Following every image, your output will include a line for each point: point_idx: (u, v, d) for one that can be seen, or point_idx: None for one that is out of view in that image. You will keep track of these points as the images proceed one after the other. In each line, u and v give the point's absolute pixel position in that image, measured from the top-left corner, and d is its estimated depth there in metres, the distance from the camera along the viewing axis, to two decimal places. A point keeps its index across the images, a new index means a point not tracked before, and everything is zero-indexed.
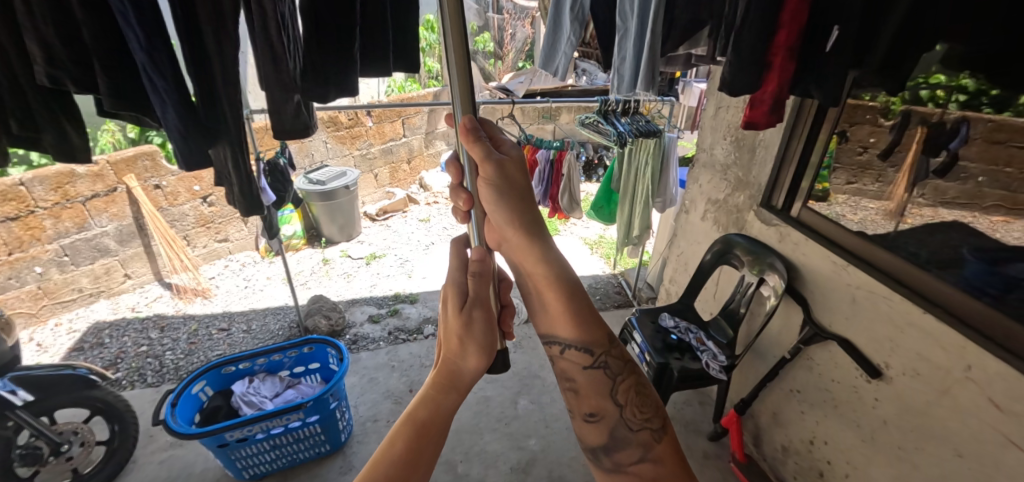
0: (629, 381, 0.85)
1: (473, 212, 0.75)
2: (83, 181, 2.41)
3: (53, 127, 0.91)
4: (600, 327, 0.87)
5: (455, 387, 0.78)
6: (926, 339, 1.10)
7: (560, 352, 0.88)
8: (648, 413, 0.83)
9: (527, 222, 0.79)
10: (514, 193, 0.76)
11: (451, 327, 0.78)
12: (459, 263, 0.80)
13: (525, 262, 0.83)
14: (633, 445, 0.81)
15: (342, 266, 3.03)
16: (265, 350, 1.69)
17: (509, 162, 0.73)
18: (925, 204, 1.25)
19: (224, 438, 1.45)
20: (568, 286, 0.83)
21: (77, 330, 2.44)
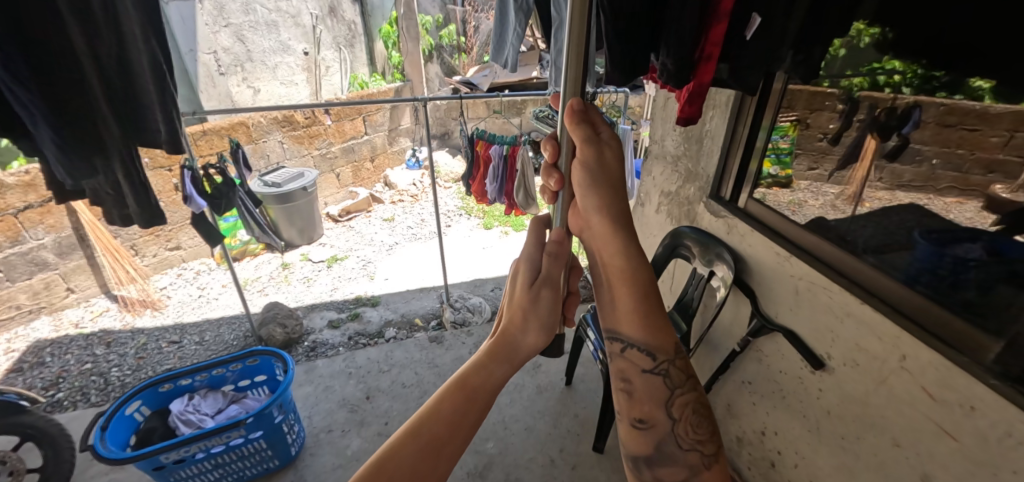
0: (688, 397, 0.81)
1: (561, 193, 0.77)
2: (14, 191, 2.27)
3: None
4: (670, 335, 0.82)
5: (510, 359, 0.87)
6: (863, 329, 1.09)
7: (621, 351, 0.83)
8: (702, 435, 0.78)
9: (616, 212, 0.80)
10: (605, 181, 0.78)
11: (518, 302, 0.87)
12: (537, 243, 0.88)
13: (601, 251, 0.83)
14: (679, 464, 0.77)
15: (302, 271, 2.94)
16: (206, 365, 1.62)
17: (607, 148, 0.76)
18: (883, 187, 1.20)
19: (159, 460, 1.38)
20: (643, 284, 0.80)
21: (15, 350, 2.31)
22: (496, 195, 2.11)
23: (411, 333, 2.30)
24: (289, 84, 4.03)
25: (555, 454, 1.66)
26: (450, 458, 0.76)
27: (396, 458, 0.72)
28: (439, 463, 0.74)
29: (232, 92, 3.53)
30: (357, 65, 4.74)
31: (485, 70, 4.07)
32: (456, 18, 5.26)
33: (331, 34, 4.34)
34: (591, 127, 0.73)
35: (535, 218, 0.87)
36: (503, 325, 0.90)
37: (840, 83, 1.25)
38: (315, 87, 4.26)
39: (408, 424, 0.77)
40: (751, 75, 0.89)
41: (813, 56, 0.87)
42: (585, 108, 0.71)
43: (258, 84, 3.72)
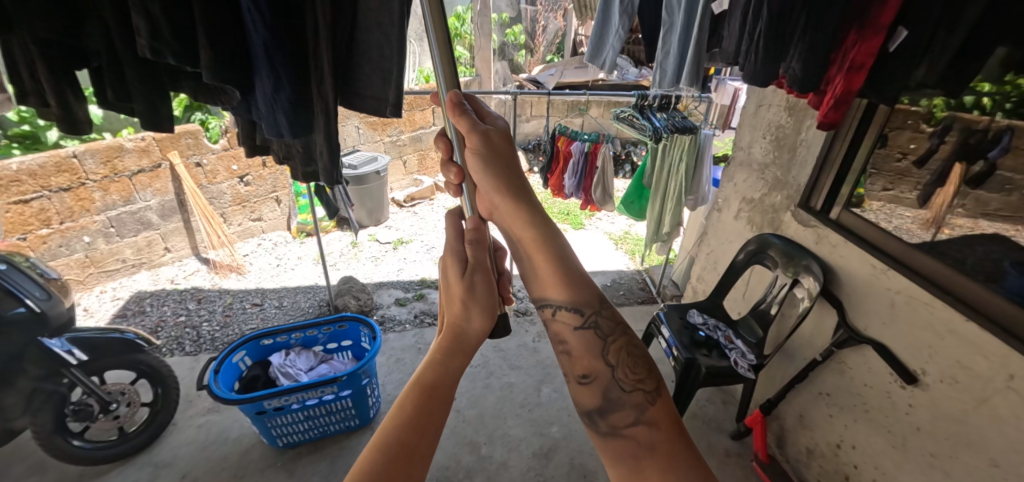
0: (619, 341, 0.85)
1: (464, 185, 0.84)
2: (131, 156, 2.52)
3: (146, 100, 0.83)
4: (589, 287, 0.88)
5: (461, 348, 0.87)
6: (967, 347, 1.08)
7: (552, 315, 0.90)
8: (640, 373, 0.81)
9: (514, 188, 0.86)
10: (497, 162, 0.83)
11: (454, 291, 0.89)
12: (456, 235, 0.90)
13: (513, 228, 0.89)
14: (628, 406, 0.79)
15: (370, 250, 3.10)
16: (301, 326, 1.76)
17: (493, 133, 0.81)
18: (965, 215, 1.22)
19: (263, 405, 1.52)
20: (555, 249, 0.87)
21: (121, 298, 2.57)
22: (573, 191, 2.19)
23: None
24: None
25: None
26: (422, 458, 0.72)
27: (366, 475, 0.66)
28: (415, 466, 0.70)
29: None
30: (426, 58, 4.92)
31: (551, 69, 4.16)
32: (525, 17, 5.36)
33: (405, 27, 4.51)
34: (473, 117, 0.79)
35: (447, 213, 0.89)
36: (446, 319, 0.91)
37: (922, 103, 1.27)
38: None
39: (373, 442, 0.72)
40: (887, 85, 0.90)
41: (965, 73, 0.81)
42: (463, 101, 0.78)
43: None
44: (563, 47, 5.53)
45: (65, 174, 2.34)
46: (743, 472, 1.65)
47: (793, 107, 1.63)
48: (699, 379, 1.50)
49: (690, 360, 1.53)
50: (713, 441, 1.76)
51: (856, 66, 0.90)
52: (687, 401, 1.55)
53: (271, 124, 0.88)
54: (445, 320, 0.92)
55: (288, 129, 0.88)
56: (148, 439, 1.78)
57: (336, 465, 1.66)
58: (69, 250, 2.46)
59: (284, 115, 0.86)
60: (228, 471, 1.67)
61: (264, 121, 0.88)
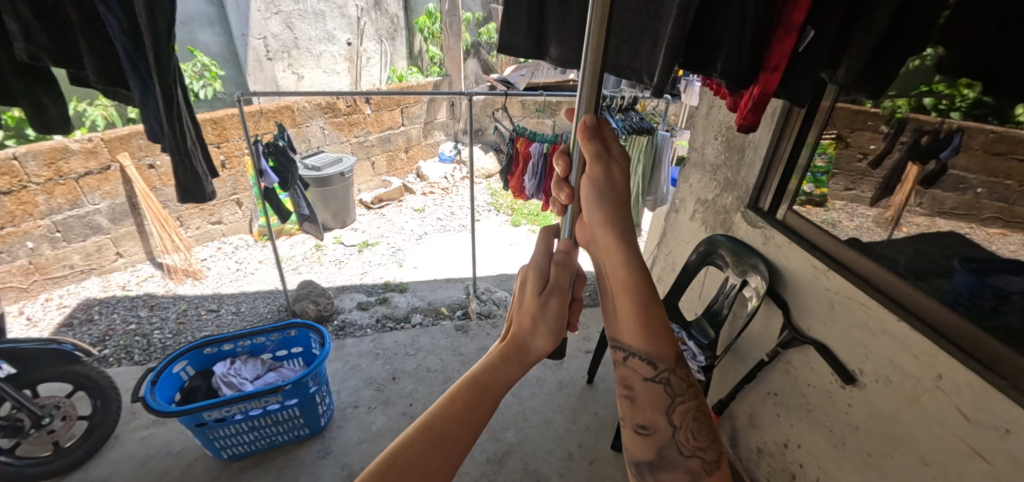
0: (689, 405, 0.79)
1: (569, 207, 0.78)
2: (76, 157, 2.42)
3: (28, 99, 0.99)
4: (671, 344, 0.81)
5: (521, 360, 0.84)
6: (899, 347, 1.09)
7: (623, 359, 0.83)
8: (703, 441, 0.77)
9: (622, 225, 0.79)
10: (614, 195, 0.76)
11: (526, 307, 0.83)
12: (544, 250, 0.84)
13: (606, 261, 0.82)
14: (681, 469, 0.76)
15: (334, 253, 3.04)
16: (248, 333, 1.71)
17: (617, 169, 0.75)
18: (923, 213, 1.23)
19: (202, 417, 1.46)
20: (646, 296, 0.80)
21: (67, 306, 2.46)
22: (533, 192, 2.17)
23: (437, 321, 2.37)
24: (331, 72, 4.15)
25: (573, 449, 1.69)
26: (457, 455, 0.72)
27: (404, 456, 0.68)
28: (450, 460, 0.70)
29: (278, 77, 3.72)
30: (397, 57, 4.81)
31: (521, 69, 4.14)
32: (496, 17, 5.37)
33: (374, 26, 4.41)
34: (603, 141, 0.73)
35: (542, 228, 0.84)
36: (511, 328, 0.87)
37: (884, 104, 1.29)
38: (355, 77, 4.38)
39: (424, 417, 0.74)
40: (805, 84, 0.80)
41: (884, 72, 0.79)
42: (598, 125, 0.70)
43: (302, 71, 3.88)
44: None
45: (4, 177, 2.23)
46: None
47: None
48: None
49: None
50: None
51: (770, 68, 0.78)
52: None
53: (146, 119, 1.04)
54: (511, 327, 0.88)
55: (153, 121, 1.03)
56: (86, 454, 1.70)
57: (283, 477, 1.60)
58: (10, 256, 2.34)
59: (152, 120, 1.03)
60: None
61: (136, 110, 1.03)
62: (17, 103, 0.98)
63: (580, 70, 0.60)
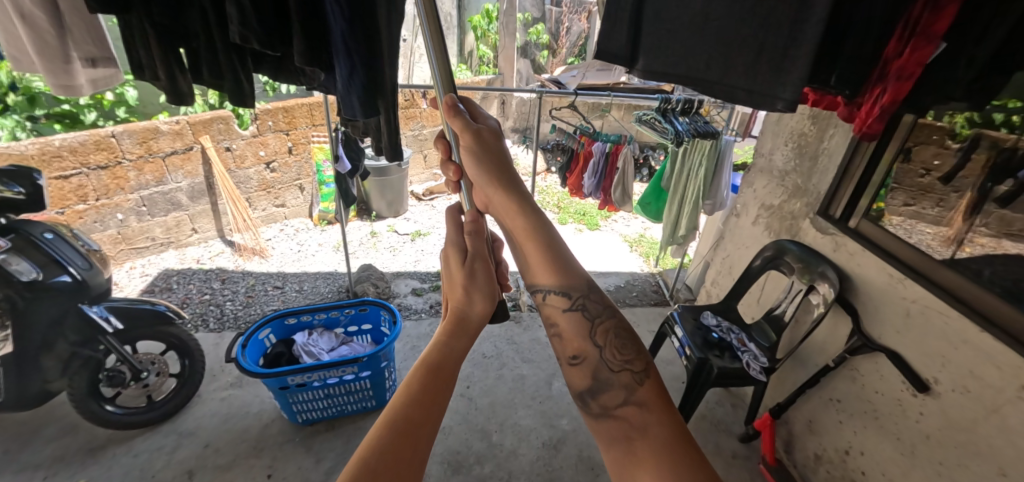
0: (608, 324, 0.84)
1: (462, 182, 0.89)
2: (165, 137, 2.62)
3: (232, 77, 0.93)
4: (579, 272, 0.88)
5: (466, 332, 0.86)
6: (980, 357, 1.10)
7: (544, 301, 0.89)
8: (629, 355, 0.80)
9: (506, 181, 0.89)
10: (491, 156, 0.87)
11: (456, 278, 0.90)
12: (456, 226, 0.93)
13: (507, 218, 0.91)
14: (616, 386, 0.77)
15: (388, 240, 3.17)
16: (325, 307, 1.83)
17: (484, 130, 0.85)
18: (989, 233, 1.22)
19: (286, 380, 1.58)
20: (546, 236, 0.89)
21: (149, 274, 2.67)
22: (593, 190, 2.24)
23: None
24: None
25: None
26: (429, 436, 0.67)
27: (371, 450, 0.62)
28: (422, 444, 0.65)
29: None
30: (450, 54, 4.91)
31: (572, 70, 4.20)
32: (549, 18, 5.45)
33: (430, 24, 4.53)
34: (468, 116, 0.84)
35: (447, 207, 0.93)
36: (448, 307, 0.91)
37: (944, 118, 1.30)
38: (408, 73, 4.51)
39: (375, 423, 0.66)
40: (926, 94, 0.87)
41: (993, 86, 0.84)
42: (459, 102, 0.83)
43: None
44: (585, 49, 5.57)
45: (103, 152, 2.44)
46: (749, 474, 1.67)
47: (816, 116, 1.65)
48: (710, 379, 1.53)
49: (702, 360, 1.55)
50: (721, 442, 1.78)
51: (903, 77, 0.76)
52: (696, 399, 1.58)
53: (346, 102, 0.93)
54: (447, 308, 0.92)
55: (361, 110, 0.93)
56: (175, 409, 1.85)
57: (352, 443, 1.72)
58: (103, 226, 2.56)
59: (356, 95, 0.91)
60: (249, 443, 1.74)
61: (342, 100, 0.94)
62: (223, 80, 0.93)
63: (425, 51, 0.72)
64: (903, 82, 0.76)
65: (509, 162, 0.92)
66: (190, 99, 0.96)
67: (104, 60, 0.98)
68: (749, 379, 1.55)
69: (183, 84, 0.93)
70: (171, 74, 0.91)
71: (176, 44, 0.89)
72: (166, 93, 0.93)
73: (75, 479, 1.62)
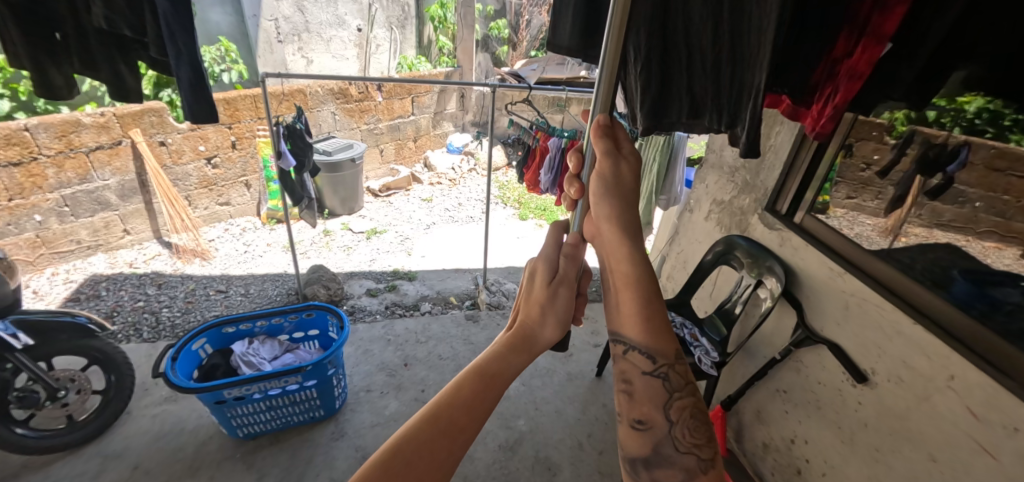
0: (687, 400, 0.75)
1: (580, 202, 0.83)
2: (88, 131, 2.39)
3: None
4: (672, 339, 0.77)
5: (528, 350, 0.79)
6: (912, 348, 1.14)
7: (623, 353, 0.79)
8: (700, 439, 0.73)
9: (627, 220, 0.79)
10: (621, 195, 0.79)
11: (535, 295, 0.81)
12: (554, 242, 0.86)
13: (611, 257, 0.81)
14: (676, 466, 0.71)
15: (342, 239, 3.05)
16: (267, 313, 1.72)
17: (625, 166, 0.80)
18: (921, 225, 1.29)
19: (222, 395, 1.47)
20: (647, 289, 0.78)
21: (74, 281, 2.44)
22: (549, 186, 2.19)
23: (446, 310, 2.39)
24: (340, 58, 4.12)
25: (583, 438, 1.73)
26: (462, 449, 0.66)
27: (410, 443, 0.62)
28: (455, 454, 0.64)
29: (288, 60, 3.70)
30: (407, 45, 4.75)
31: (532, 63, 4.15)
32: (509, 10, 5.41)
33: (386, 13, 4.36)
34: (614, 141, 0.79)
35: (554, 221, 0.88)
36: (517, 318, 0.83)
37: (885, 114, 1.34)
38: (364, 63, 4.32)
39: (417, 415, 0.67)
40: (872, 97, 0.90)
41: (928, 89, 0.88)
42: (610, 125, 0.78)
43: (312, 55, 3.84)
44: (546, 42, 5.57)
45: (15, 148, 2.21)
46: None
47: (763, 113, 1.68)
48: None
49: None
50: None
51: (854, 76, 0.83)
52: None
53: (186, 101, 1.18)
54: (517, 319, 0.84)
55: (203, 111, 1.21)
56: (101, 428, 1.70)
57: (298, 456, 1.62)
58: (17, 228, 2.33)
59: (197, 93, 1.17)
60: (183, 463, 1.61)
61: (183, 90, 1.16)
62: None
63: (600, 62, 0.67)
64: (854, 81, 0.83)
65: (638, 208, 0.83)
66: (57, 90, 1.08)
67: None
68: (701, 373, 1.57)
69: None
70: (41, 67, 1.04)
71: None
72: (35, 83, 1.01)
73: None
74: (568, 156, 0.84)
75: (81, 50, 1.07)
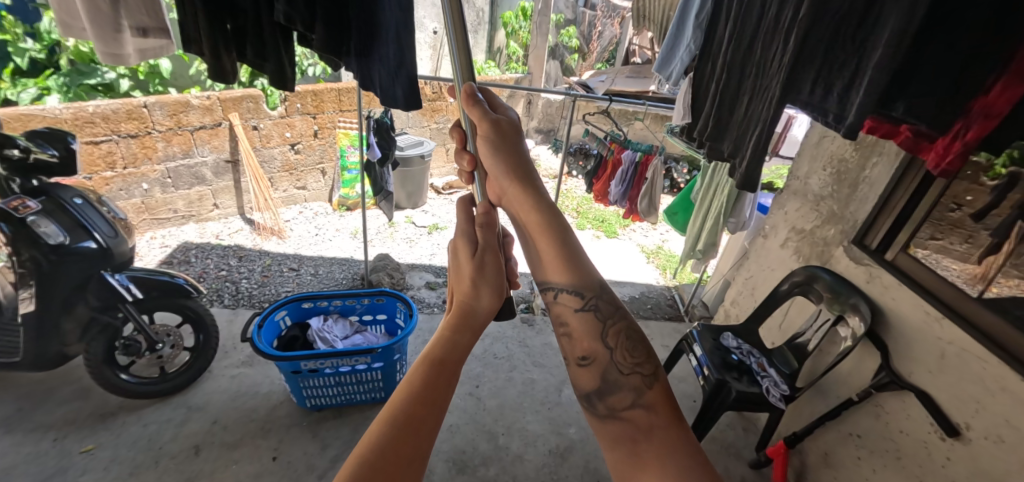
0: (619, 326, 0.81)
1: (476, 173, 0.86)
2: (195, 112, 2.64)
3: (275, 59, 1.06)
4: (592, 271, 0.85)
5: (470, 326, 0.81)
6: (1019, 407, 1.05)
7: (554, 298, 0.86)
8: (638, 357, 0.78)
9: (524, 175, 0.86)
10: (510, 150, 0.84)
11: (464, 270, 0.86)
12: (466, 218, 0.89)
13: (521, 213, 0.88)
14: (625, 389, 0.75)
15: (405, 231, 3.18)
16: (342, 294, 1.83)
17: (504, 121, 0.83)
18: (1017, 275, 1.19)
19: (299, 365, 1.58)
20: (559, 234, 0.85)
21: (168, 246, 2.69)
22: (619, 199, 2.23)
23: None
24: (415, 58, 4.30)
25: None
26: (429, 439, 0.64)
27: (371, 450, 0.59)
28: (429, 439, 0.64)
29: None
30: (478, 50, 4.89)
31: (601, 74, 4.15)
32: (581, 21, 5.47)
33: (462, 18, 4.51)
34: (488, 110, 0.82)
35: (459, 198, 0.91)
36: (453, 299, 0.87)
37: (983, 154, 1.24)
38: (436, 65, 4.48)
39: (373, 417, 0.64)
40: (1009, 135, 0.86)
41: None
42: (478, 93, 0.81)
43: None
44: (615, 54, 5.57)
45: (134, 122, 2.47)
46: None
47: (859, 142, 1.61)
48: (727, 402, 1.50)
49: (719, 381, 1.52)
50: (730, 466, 1.75)
51: (989, 115, 0.75)
52: (710, 422, 1.54)
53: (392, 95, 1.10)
54: (452, 302, 0.87)
55: (404, 101, 1.10)
56: (187, 383, 1.86)
57: (358, 432, 1.71)
58: (128, 194, 2.60)
59: (401, 87, 1.08)
60: (256, 423, 1.74)
61: (390, 97, 1.11)
62: (265, 62, 1.06)
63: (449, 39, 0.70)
64: (988, 120, 0.76)
65: (531, 164, 0.88)
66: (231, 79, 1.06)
67: (154, 31, 1.02)
68: (767, 405, 1.51)
69: (226, 64, 1.04)
70: (218, 52, 1.02)
71: (223, 23, 1.00)
72: (210, 72, 1.03)
73: (85, 443, 1.64)
74: (450, 134, 0.86)
75: (256, 39, 1.03)
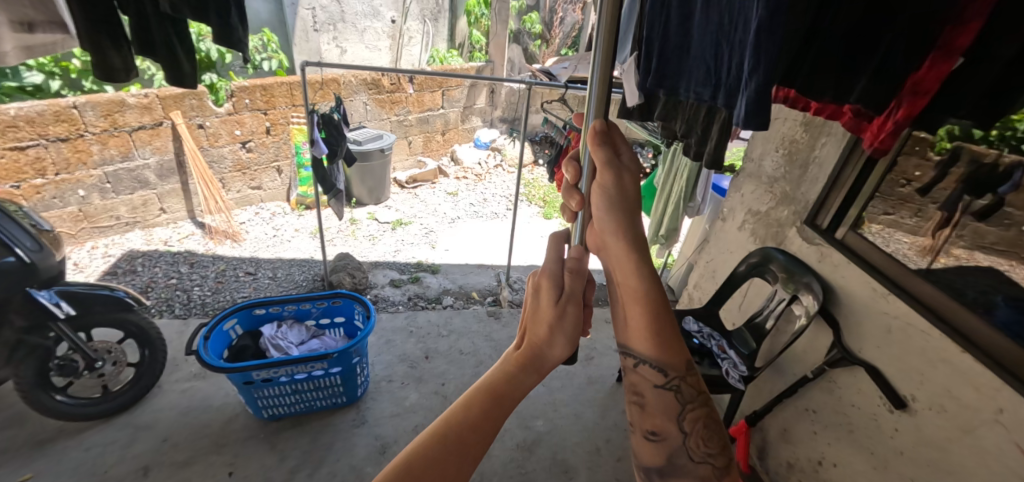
0: (699, 412, 0.75)
1: (581, 215, 0.76)
2: (132, 111, 2.47)
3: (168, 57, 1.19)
4: (682, 353, 0.76)
5: (536, 368, 0.76)
6: (958, 377, 1.08)
7: (633, 366, 0.78)
8: (713, 448, 0.73)
9: (635, 235, 0.76)
10: (625, 204, 0.75)
11: (542, 315, 0.76)
12: (555, 255, 0.79)
13: (618, 270, 0.77)
14: (691, 476, 0.71)
15: (368, 228, 3.09)
16: (295, 298, 1.75)
17: (628, 174, 0.74)
18: (964, 246, 1.26)
19: (250, 376, 1.51)
20: (658, 306, 0.75)
21: (112, 255, 2.53)
22: None
23: (468, 305, 2.42)
24: (373, 48, 4.14)
25: (601, 444, 1.72)
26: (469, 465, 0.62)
27: (417, 462, 0.59)
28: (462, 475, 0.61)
29: (322, 49, 3.75)
30: (439, 39, 4.77)
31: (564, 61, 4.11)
32: (543, 7, 5.41)
33: (420, 6, 4.37)
34: (614, 148, 0.72)
35: (552, 232, 0.80)
36: (525, 334, 0.79)
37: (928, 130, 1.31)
38: (396, 55, 4.33)
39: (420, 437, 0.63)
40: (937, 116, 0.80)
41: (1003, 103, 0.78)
42: (608, 128, 0.69)
43: (346, 45, 3.89)
44: (578, 40, 5.53)
45: (64, 124, 2.29)
46: None
47: (809, 123, 1.62)
48: None
49: None
50: None
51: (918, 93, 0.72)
52: None
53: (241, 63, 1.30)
54: (523, 335, 0.80)
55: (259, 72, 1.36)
56: (133, 399, 1.76)
57: (319, 440, 1.66)
58: (62, 202, 2.42)
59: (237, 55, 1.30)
60: (209, 438, 1.66)
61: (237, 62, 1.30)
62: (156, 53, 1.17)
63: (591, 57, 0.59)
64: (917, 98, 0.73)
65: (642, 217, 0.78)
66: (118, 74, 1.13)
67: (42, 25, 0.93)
68: (727, 387, 1.53)
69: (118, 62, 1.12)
70: (102, 49, 1.08)
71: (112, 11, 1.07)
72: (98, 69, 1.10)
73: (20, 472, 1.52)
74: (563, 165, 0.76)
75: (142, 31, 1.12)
